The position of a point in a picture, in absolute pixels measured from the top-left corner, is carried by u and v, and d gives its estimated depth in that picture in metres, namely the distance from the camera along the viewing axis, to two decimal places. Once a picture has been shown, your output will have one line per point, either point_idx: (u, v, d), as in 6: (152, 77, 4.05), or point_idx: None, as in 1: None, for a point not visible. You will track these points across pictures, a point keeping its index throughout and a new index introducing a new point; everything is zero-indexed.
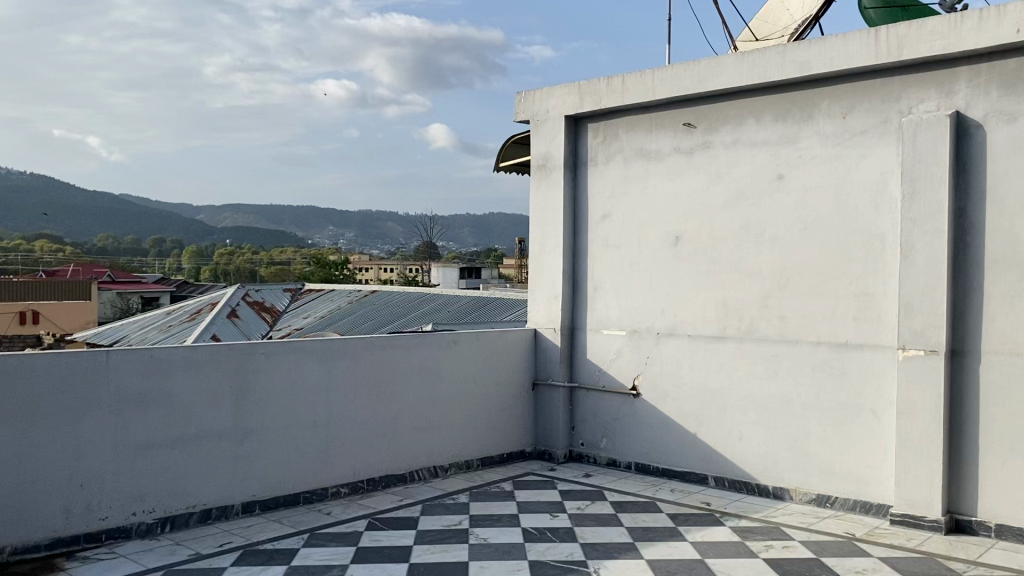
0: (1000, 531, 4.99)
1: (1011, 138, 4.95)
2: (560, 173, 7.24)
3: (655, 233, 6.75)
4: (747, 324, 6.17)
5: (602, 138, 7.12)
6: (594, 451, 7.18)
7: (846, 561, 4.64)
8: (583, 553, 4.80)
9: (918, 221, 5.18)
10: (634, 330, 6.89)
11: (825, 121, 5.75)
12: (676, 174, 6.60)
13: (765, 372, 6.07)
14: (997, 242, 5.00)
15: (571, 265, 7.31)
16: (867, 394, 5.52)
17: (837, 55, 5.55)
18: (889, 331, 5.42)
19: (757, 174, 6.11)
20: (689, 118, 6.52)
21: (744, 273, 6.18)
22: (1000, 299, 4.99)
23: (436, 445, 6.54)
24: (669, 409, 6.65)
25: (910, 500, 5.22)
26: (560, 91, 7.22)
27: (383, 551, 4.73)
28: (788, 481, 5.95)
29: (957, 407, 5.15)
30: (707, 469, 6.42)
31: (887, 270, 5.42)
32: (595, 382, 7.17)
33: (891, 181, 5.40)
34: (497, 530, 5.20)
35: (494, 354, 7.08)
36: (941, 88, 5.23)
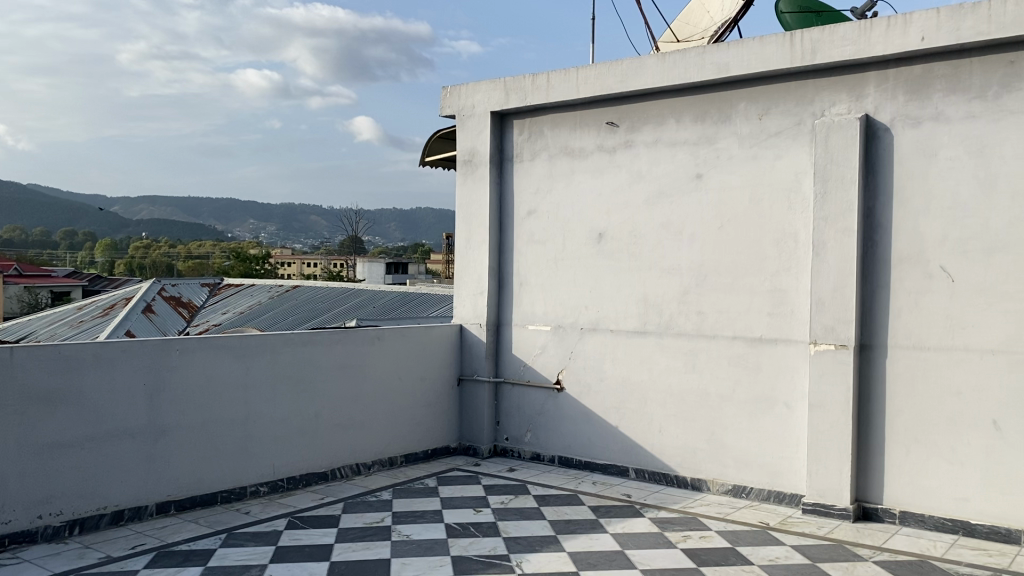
0: (904, 517, 5.22)
1: (915, 141, 5.18)
2: (486, 169, 7.24)
3: (579, 229, 6.82)
4: (667, 319, 6.29)
5: (528, 135, 7.15)
6: (518, 445, 7.22)
7: (760, 550, 4.78)
8: (506, 547, 4.82)
9: (830, 220, 5.36)
10: (558, 325, 6.95)
11: (743, 122, 5.90)
12: (599, 172, 6.68)
13: (684, 366, 6.19)
14: (902, 241, 5.23)
15: (496, 261, 7.32)
16: (781, 387, 5.70)
17: (754, 58, 5.69)
18: (801, 326, 5.61)
19: (678, 173, 6.23)
20: (612, 117, 6.61)
21: (665, 270, 6.30)
22: (905, 296, 5.22)
23: (359, 441, 6.48)
24: (591, 403, 6.74)
25: (821, 489, 5.41)
26: (486, 86, 7.22)
27: (304, 550, 4.66)
28: (706, 473, 6.09)
29: (865, 399, 5.36)
30: (628, 462, 6.53)
31: (801, 268, 5.60)
32: (519, 376, 7.21)
33: (804, 181, 5.58)
34: (420, 527, 5.19)
35: (419, 350, 7.04)
36: (852, 92, 5.42)
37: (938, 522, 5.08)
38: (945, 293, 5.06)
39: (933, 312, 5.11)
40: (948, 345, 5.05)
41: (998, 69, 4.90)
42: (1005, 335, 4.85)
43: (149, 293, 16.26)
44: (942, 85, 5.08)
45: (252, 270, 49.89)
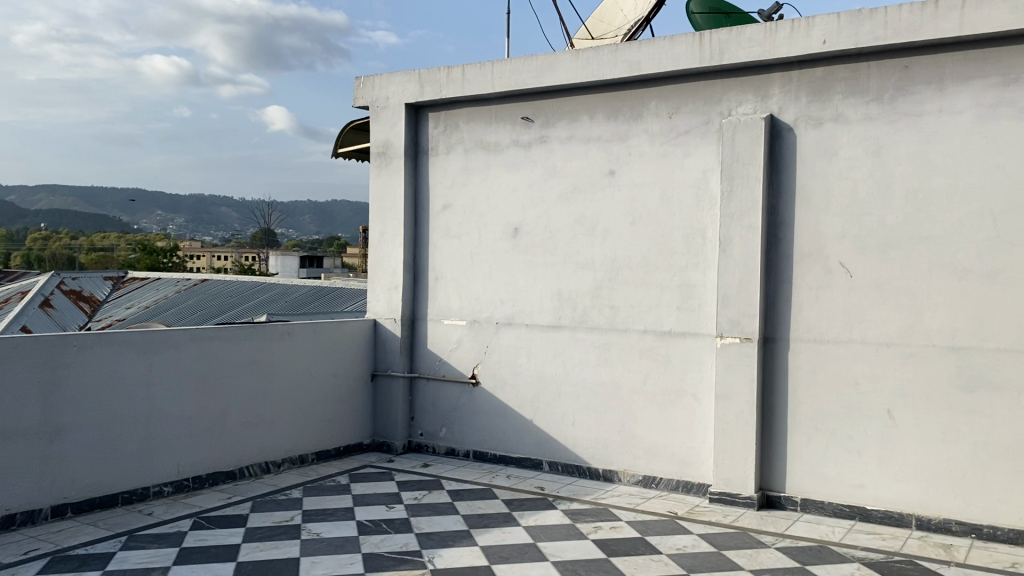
0: (805, 504, 5.41)
1: (817, 141, 5.37)
2: (400, 162, 7.15)
3: (493, 224, 6.81)
4: (580, 313, 6.36)
5: (443, 128, 7.10)
6: (433, 441, 7.17)
7: (668, 539, 4.89)
8: (418, 543, 4.80)
9: (736, 216, 5.51)
10: (473, 320, 6.93)
11: (654, 120, 6.00)
12: (515, 166, 6.69)
13: (597, 359, 6.27)
14: (804, 237, 5.41)
15: (411, 255, 7.24)
16: (689, 379, 5.84)
17: (665, 56, 5.79)
18: (709, 319, 5.76)
19: (591, 169, 6.30)
20: (527, 112, 6.63)
21: (579, 264, 6.36)
22: (806, 290, 5.40)
23: (268, 439, 6.35)
24: (506, 397, 6.76)
25: (727, 478, 5.57)
26: (400, 78, 7.14)
27: (209, 551, 4.54)
28: (617, 463, 6.19)
29: (769, 390, 5.54)
30: (543, 455, 6.57)
31: (708, 263, 5.75)
32: (433, 371, 7.17)
33: (712, 179, 5.73)
34: (331, 525, 5.11)
35: (331, 345, 6.93)
36: (758, 92, 5.58)
37: (837, 509, 5.29)
38: (844, 288, 5.26)
39: (832, 307, 5.31)
40: (847, 338, 5.25)
41: (893, 73, 5.12)
42: (899, 329, 5.09)
43: (46, 287, 15.52)
44: (842, 88, 5.28)
45: (160, 262, 48.31)
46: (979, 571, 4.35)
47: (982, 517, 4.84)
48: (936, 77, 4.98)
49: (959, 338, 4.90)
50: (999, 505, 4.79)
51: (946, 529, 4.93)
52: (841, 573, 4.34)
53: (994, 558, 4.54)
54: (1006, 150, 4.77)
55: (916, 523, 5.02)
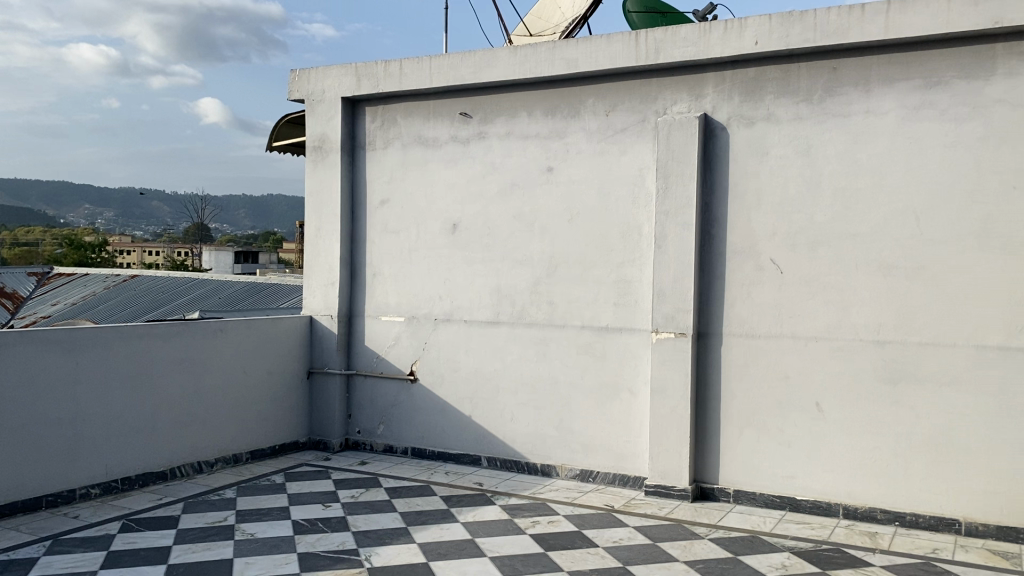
0: (738, 495, 5.53)
1: (749, 140, 5.48)
2: (337, 156, 7.07)
3: (432, 219, 6.78)
4: (518, 309, 6.38)
5: (380, 122, 7.03)
6: (371, 438, 7.10)
7: (604, 532, 4.95)
8: (355, 541, 4.77)
9: (671, 214, 5.60)
10: (411, 316, 6.88)
11: (591, 118, 6.05)
12: (453, 162, 6.67)
13: (535, 355, 6.30)
14: (736, 235, 5.52)
15: (348, 251, 7.15)
16: (625, 374, 5.92)
17: (602, 54, 5.84)
18: (645, 315, 5.84)
19: (529, 166, 6.32)
20: (465, 108, 6.60)
21: (517, 260, 6.37)
22: (738, 287, 5.52)
23: (200, 438, 6.22)
24: (444, 393, 6.73)
25: (662, 471, 5.66)
26: (336, 71, 7.05)
27: (138, 553, 4.44)
28: (555, 458, 6.24)
29: (703, 385, 5.64)
30: (481, 451, 6.57)
31: (644, 260, 5.83)
32: (371, 368, 7.10)
33: (647, 176, 5.81)
34: (266, 525, 5.04)
35: (266, 343, 6.82)
36: (692, 92, 5.67)
37: (768, 499, 5.41)
38: (775, 284, 5.39)
39: (763, 302, 5.43)
40: (777, 333, 5.38)
41: (822, 75, 5.25)
42: (827, 323, 5.23)
43: None
44: (773, 88, 5.40)
45: (88, 257, 46.83)
46: (902, 557, 4.51)
47: (905, 505, 5.02)
48: (862, 79, 5.13)
49: (883, 332, 5.07)
50: (921, 494, 4.97)
51: (871, 517, 5.09)
52: (771, 562, 4.45)
53: (916, 544, 4.71)
54: (927, 151, 4.95)
55: (843, 512, 5.17)
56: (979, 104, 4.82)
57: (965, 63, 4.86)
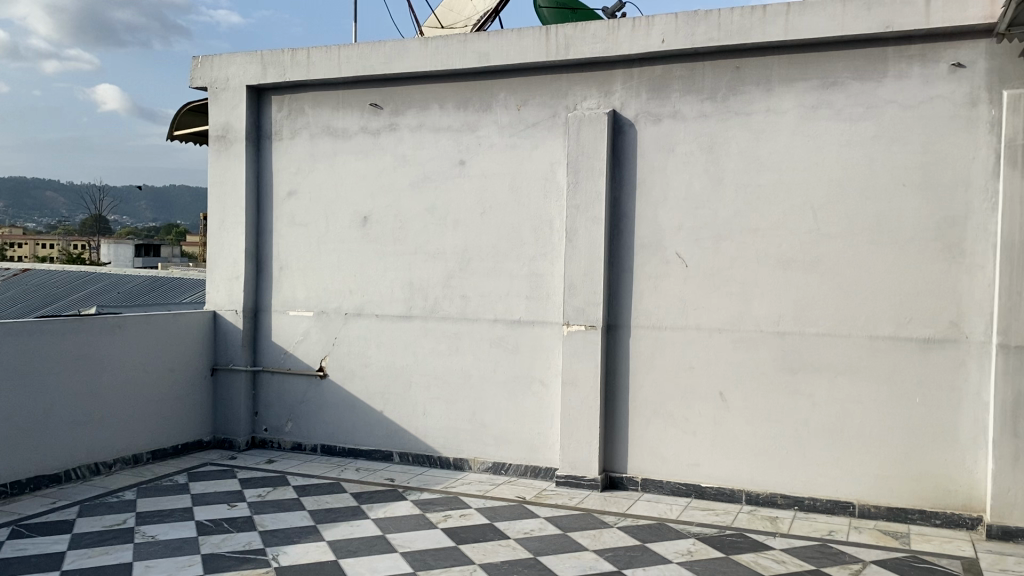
0: (646, 484, 5.64)
1: (656, 137, 5.59)
2: (242, 147, 6.87)
3: (341, 212, 6.66)
4: (431, 303, 6.34)
5: (287, 112, 6.87)
6: (278, 436, 6.95)
7: (515, 524, 4.98)
8: (262, 541, 4.66)
9: (581, 209, 5.67)
10: (320, 310, 6.76)
11: (502, 111, 6.05)
12: (362, 154, 6.57)
13: (447, 349, 6.28)
14: (645, 229, 5.62)
15: (254, 243, 6.96)
16: (537, 366, 5.97)
17: (513, 48, 5.85)
18: (556, 307, 5.89)
19: (441, 159, 6.28)
20: (374, 99, 6.51)
21: (429, 254, 6.33)
22: (647, 280, 5.62)
23: (97, 439, 5.97)
24: (354, 388, 6.64)
25: (573, 462, 5.74)
26: (241, 59, 6.85)
27: (30, 561, 4.23)
28: (468, 452, 6.24)
29: (613, 376, 5.72)
30: (392, 446, 6.51)
31: (555, 253, 5.88)
32: (278, 364, 6.94)
33: (558, 171, 5.86)
34: (168, 527, 4.87)
35: (168, 339, 6.59)
36: (602, 88, 5.74)
37: (674, 487, 5.54)
38: (681, 278, 5.51)
39: (670, 295, 5.55)
40: (683, 325, 5.51)
41: (726, 73, 5.40)
42: (731, 316, 5.38)
43: None
44: (679, 86, 5.51)
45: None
46: (800, 540, 4.69)
47: (803, 490, 5.22)
48: (764, 79, 5.29)
49: (784, 324, 5.25)
50: (818, 479, 5.18)
51: (772, 502, 5.27)
52: (677, 548, 4.56)
53: (814, 527, 4.90)
54: (824, 149, 5.14)
55: (746, 498, 5.34)
56: (872, 105, 5.04)
57: (859, 64, 5.07)
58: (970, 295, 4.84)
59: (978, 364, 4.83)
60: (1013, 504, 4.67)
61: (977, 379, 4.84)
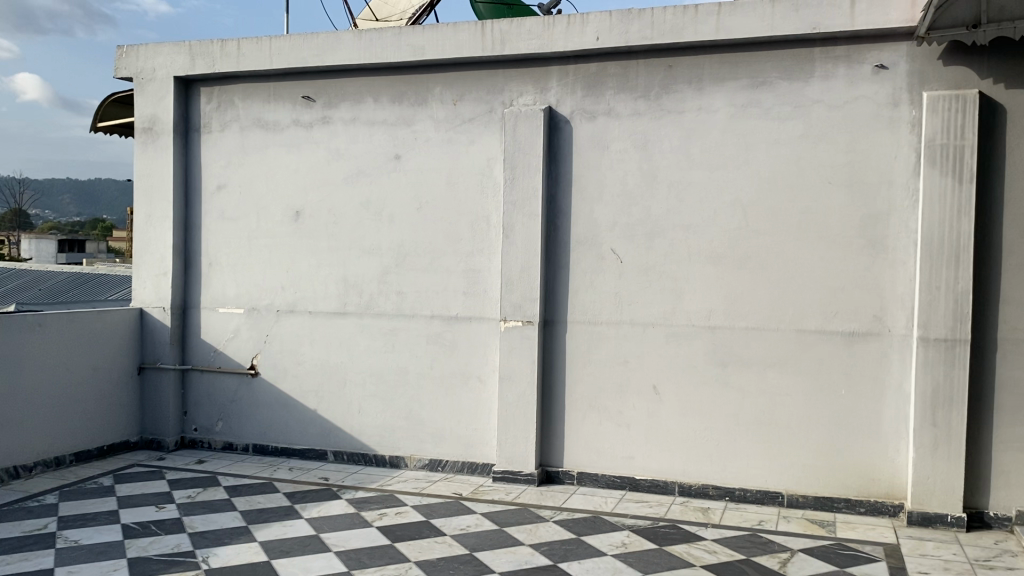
0: (581, 478, 5.68)
1: (591, 134, 5.62)
2: (169, 139, 6.69)
3: (273, 206, 6.54)
4: (366, 299, 6.27)
5: (216, 104, 6.71)
6: (208, 436, 6.80)
7: (452, 520, 4.96)
8: (191, 543, 4.55)
9: (517, 204, 5.68)
10: (252, 307, 6.62)
11: (438, 106, 6.02)
12: (295, 147, 6.46)
13: (383, 346, 6.23)
14: (580, 225, 5.65)
15: (182, 239, 6.79)
16: (473, 362, 5.96)
17: (448, 43, 5.81)
18: (493, 303, 5.89)
19: (375, 153, 6.21)
20: (307, 92, 6.41)
21: (364, 250, 6.26)
22: (582, 276, 5.66)
23: (17, 441, 5.75)
24: (288, 386, 6.53)
25: (509, 457, 5.75)
26: (168, 49, 6.67)
27: None
28: (404, 449, 6.19)
29: (549, 372, 5.75)
30: (327, 445, 6.43)
31: (492, 249, 5.88)
32: (208, 362, 6.78)
33: (495, 166, 5.85)
34: (92, 531, 4.72)
35: (92, 337, 6.38)
36: (537, 84, 5.76)
37: (609, 480, 5.60)
38: (616, 273, 5.56)
39: (605, 290, 5.60)
40: (619, 320, 5.56)
41: (659, 71, 5.46)
42: (664, 310, 5.46)
43: None
44: (613, 83, 5.56)
45: None
46: (731, 530, 4.78)
47: (734, 481, 5.32)
48: (696, 77, 5.37)
49: (715, 318, 5.34)
50: (748, 470, 5.29)
51: (704, 493, 5.37)
52: (612, 540, 4.60)
53: (744, 517, 5.01)
54: (754, 147, 5.25)
55: (679, 489, 5.42)
56: (800, 104, 5.15)
57: (787, 64, 5.19)
58: (892, 290, 5.00)
59: (899, 356, 4.99)
60: (932, 491, 4.84)
61: (899, 371, 5.00)
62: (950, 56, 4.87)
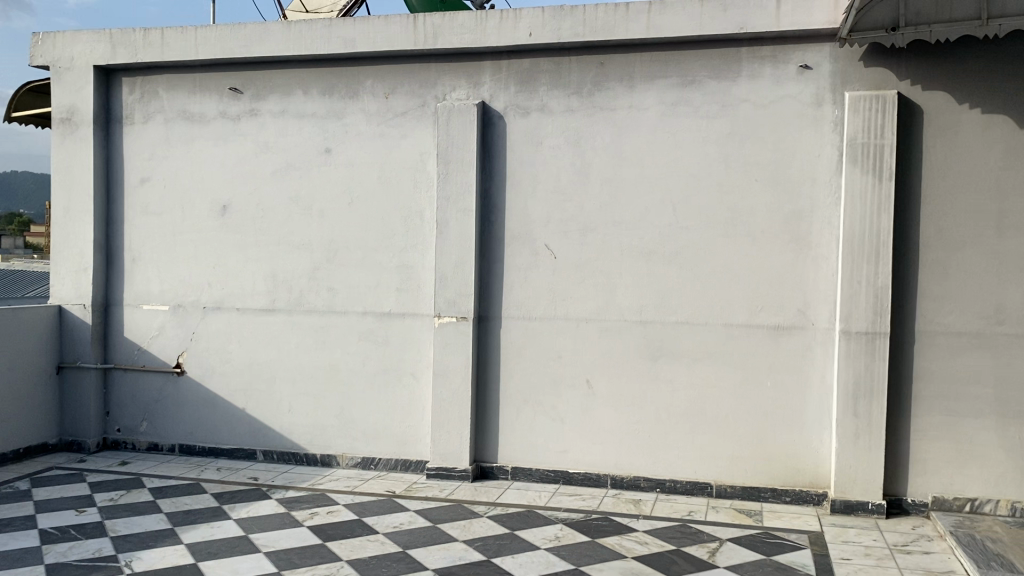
0: (515, 473, 5.70)
1: (524, 129, 5.63)
2: (89, 130, 6.46)
3: (199, 200, 6.37)
4: (296, 295, 6.16)
5: (139, 95, 6.50)
6: (132, 437, 6.59)
7: (385, 518, 4.92)
8: (114, 547, 4.41)
9: (451, 200, 5.65)
10: (177, 304, 6.45)
11: (369, 99, 5.95)
12: (222, 140, 6.30)
13: (314, 343, 6.13)
14: (514, 220, 5.66)
15: (103, 234, 6.56)
16: (406, 359, 5.92)
17: (380, 36, 5.75)
18: (427, 299, 5.86)
19: (305, 147, 6.11)
20: (234, 83, 6.26)
21: (294, 245, 6.15)
22: (516, 271, 5.66)
23: None
24: (216, 384, 6.38)
25: (443, 454, 5.73)
26: (88, 37, 6.43)
27: None
28: (336, 447, 6.11)
29: (483, 367, 5.74)
30: (256, 444, 6.30)
31: (425, 244, 5.84)
32: (132, 361, 6.57)
33: (428, 161, 5.82)
34: (7, 537, 4.53)
35: (7, 335, 6.12)
36: (470, 79, 5.74)
37: (543, 474, 5.63)
38: (549, 269, 5.59)
39: (539, 286, 5.62)
40: (552, 315, 5.59)
41: (590, 68, 5.50)
42: (596, 306, 5.50)
43: None
44: (545, 79, 5.58)
45: None
46: (662, 521, 4.85)
47: (665, 473, 5.40)
48: (627, 74, 5.43)
49: (647, 313, 5.41)
50: (679, 462, 5.37)
51: (635, 485, 5.43)
52: (545, 534, 4.62)
53: (674, 508, 5.09)
54: (684, 144, 5.33)
55: (611, 482, 5.48)
56: (728, 102, 5.25)
57: (715, 64, 5.28)
58: (816, 285, 5.14)
59: (823, 349, 5.13)
60: (854, 479, 5.00)
61: (822, 363, 5.14)
62: (870, 57, 5.02)
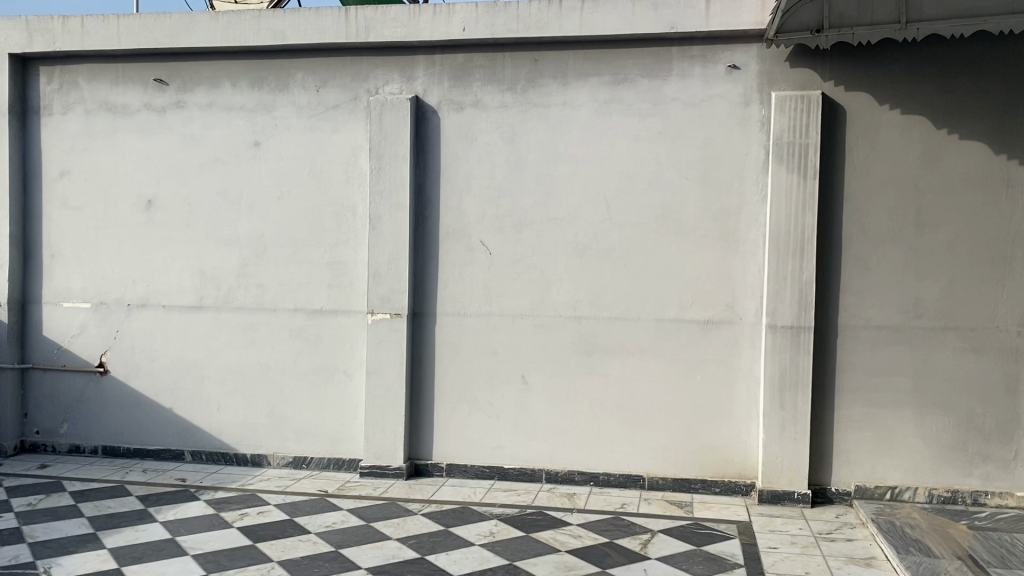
0: (450, 470, 5.68)
1: (458, 125, 5.62)
2: (3, 121, 6.20)
3: (123, 194, 6.18)
4: (224, 292, 6.03)
5: (58, 85, 6.27)
6: (52, 439, 6.36)
7: (317, 517, 4.85)
8: (31, 553, 4.24)
9: (384, 195, 5.60)
10: (100, 302, 6.24)
11: (300, 93, 5.85)
12: (146, 132, 6.12)
13: (243, 340, 6.01)
14: (448, 216, 5.64)
15: (19, 229, 6.30)
16: (339, 356, 5.84)
17: (311, 29, 5.66)
18: (360, 296, 5.80)
19: (233, 140, 5.98)
20: (159, 74, 6.08)
21: (222, 240, 6.02)
22: (450, 267, 5.64)
23: None
24: (141, 384, 6.20)
25: (377, 452, 5.67)
26: (3, 23, 6.17)
27: None
28: (267, 447, 6.00)
29: (418, 364, 5.71)
30: (184, 445, 6.15)
31: (358, 240, 5.78)
32: (51, 360, 6.34)
33: (360, 156, 5.75)
34: None
35: None
36: (403, 74, 5.69)
37: (478, 471, 5.63)
38: (484, 264, 5.58)
39: (473, 282, 5.61)
40: (486, 311, 5.59)
41: (524, 65, 5.51)
42: (531, 301, 5.52)
43: None
44: (479, 75, 5.57)
45: None
46: (596, 514, 4.90)
47: (599, 467, 5.46)
48: (560, 71, 5.46)
49: (580, 308, 5.45)
50: (612, 455, 5.43)
51: (570, 479, 5.47)
52: (480, 530, 4.62)
53: (607, 501, 5.14)
54: (616, 141, 5.38)
55: (546, 477, 5.51)
56: (659, 101, 5.32)
57: (646, 62, 5.34)
58: (743, 281, 5.25)
59: (751, 343, 5.25)
60: (780, 469, 5.13)
61: (750, 357, 5.26)
62: (796, 59, 5.15)
